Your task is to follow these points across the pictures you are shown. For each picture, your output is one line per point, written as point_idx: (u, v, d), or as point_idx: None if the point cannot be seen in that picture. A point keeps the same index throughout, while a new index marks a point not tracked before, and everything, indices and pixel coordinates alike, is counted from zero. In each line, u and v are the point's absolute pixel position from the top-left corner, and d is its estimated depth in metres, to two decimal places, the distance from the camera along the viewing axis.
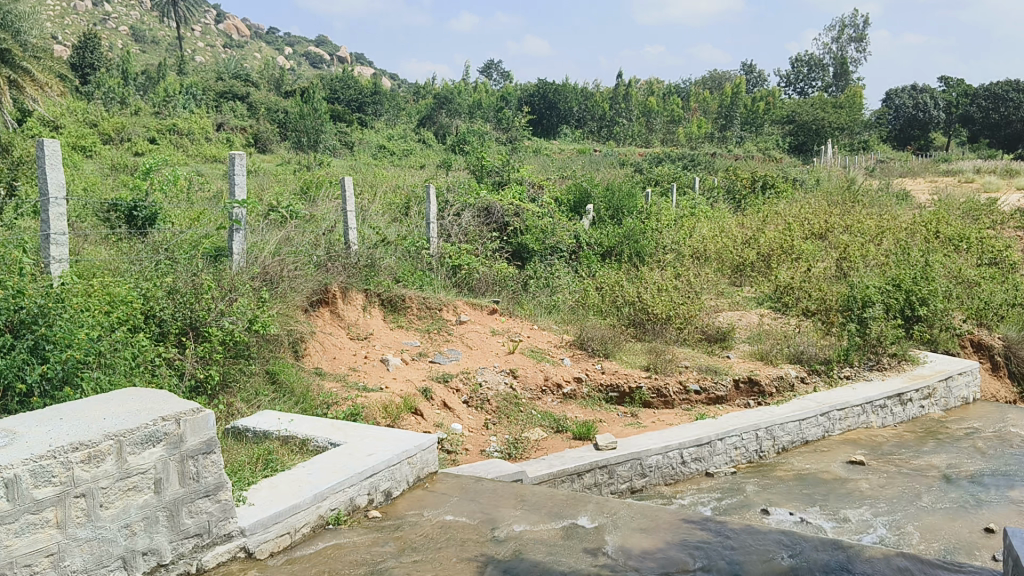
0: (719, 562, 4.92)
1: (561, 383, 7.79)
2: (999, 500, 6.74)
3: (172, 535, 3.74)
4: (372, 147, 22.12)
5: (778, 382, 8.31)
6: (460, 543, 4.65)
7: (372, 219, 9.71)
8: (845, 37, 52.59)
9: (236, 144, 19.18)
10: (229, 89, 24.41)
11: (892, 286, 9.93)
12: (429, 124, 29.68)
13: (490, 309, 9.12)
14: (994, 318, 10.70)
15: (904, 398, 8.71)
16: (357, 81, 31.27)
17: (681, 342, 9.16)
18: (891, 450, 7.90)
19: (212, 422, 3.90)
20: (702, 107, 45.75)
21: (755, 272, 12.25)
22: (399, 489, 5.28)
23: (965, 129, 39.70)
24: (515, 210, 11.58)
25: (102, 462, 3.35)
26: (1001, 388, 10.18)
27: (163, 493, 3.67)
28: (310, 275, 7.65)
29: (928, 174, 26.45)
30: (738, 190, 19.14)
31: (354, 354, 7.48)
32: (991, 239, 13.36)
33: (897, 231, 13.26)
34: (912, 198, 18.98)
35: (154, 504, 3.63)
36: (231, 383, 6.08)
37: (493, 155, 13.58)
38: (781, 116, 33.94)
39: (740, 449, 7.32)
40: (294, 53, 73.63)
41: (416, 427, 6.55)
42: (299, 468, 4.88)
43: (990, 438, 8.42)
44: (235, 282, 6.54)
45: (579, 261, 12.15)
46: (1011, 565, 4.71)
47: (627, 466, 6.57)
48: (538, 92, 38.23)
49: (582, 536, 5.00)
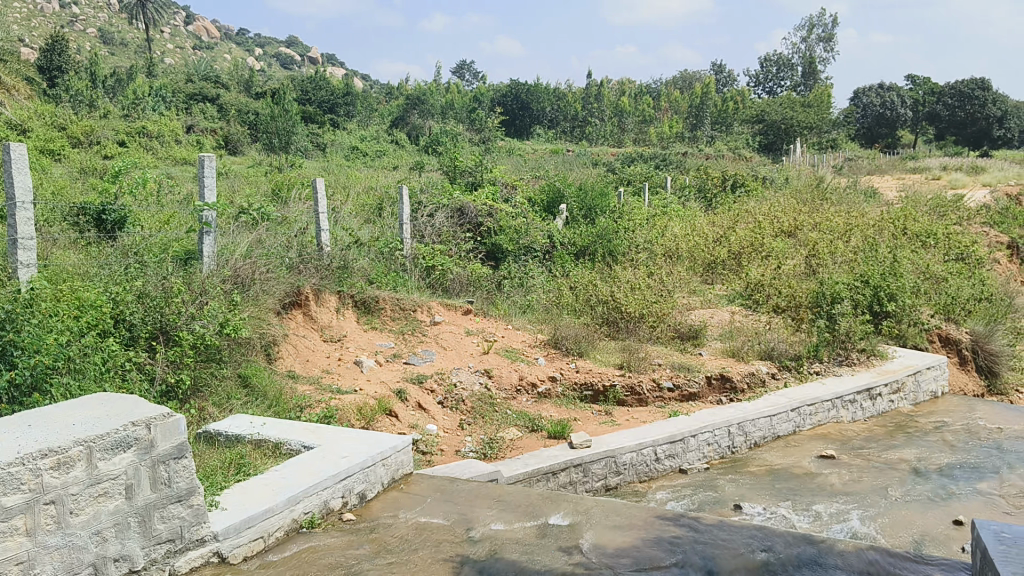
0: (693, 557, 4.96)
1: (535, 383, 7.81)
2: (967, 493, 6.85)
3: (143, 541, 3.71)
4: (344, 148, 22.03)
5: (749, 379, 8.39)
6: (435, 544, 4.66)
7: (344, 221, 9.73)
8: (814, 37, 53.17)
9: (206, 146, 19.07)
10: (199, 91, 24.25)
11: (860, 283, 10.07)
12: (401, 124, 29.64)
13: (463, 309, 9.13)
14: (961, 313, 10.84)
15: (873, 393, 8.82)
16: (328, 81, 31.13)
17: (654, 340, 9.23)
18: (861, 444, 7.99)
19: (183, 427, 3.89)
20: (673, 107, 46.04)
21: (726, 270, 12.42)
22: (374, 492, 5.28)
23: (932, 126, 40.31)
24: (488, 210, 11.62)
25: (72, 468, 3.33)
26: (969, 382, 10.31)
27: (135, 499, 3.65)
28: (281, 277, 7.62)
29: (893, 172, 26.80)
30: (710, 189, 19.28)
31: (327, 357, 7.45)
32: (957, 235, 13.59)
33: (864, 228, 13.42)
34: (880, 196, 19.26)
35: (125, 510, 3.60)
36: (202, 388, 6.04)
37: (466, 155, 13.57)
38: (749, 117, 34.25)
39: (713, 445, 7.38)
40: (264, 54, 73.15)
41: (391, 429, 6.53)
42: (273, 472, 4.87)
43: (958, 432, 8.54)
44: (205, 285, 6.50)
45: (553, 261, 12.19)
46: (980, 557, 4.78)
47: (601, 464, 6.60)
48: (510, 92, 38.27)
49: (556, 534, 5.03)
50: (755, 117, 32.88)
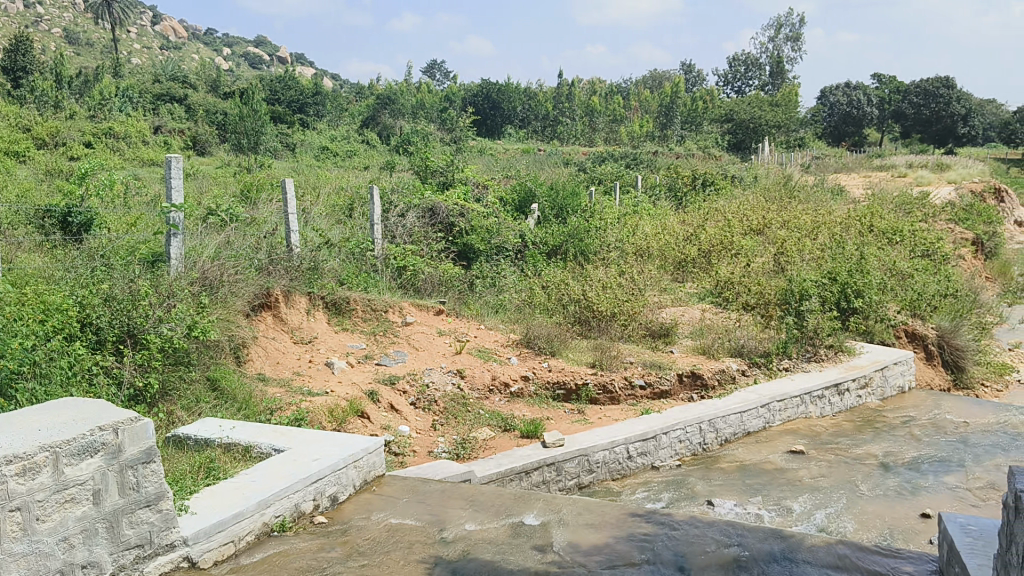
0: (664, 554, 4.98)
1: (507, 382, 7.80)
2: (934, 486, 6.95)
3: (111, 547, 3.66)
4: (315, 149, 21.90)
5: (720, 376, 8.45)
6: (407, 545, 4.64)
7: (314, 222, 9.68)
8: (781, 37, 53.66)
9: (174, 147, 18.87)
10: (166, 91, 24.00)
11: (828, 280, 10.20)
12: (371, 124, 29.53)
13: (435, 309, 9.10)
14: (927, 309, 10.98)
15: (841, 389, 8.91)
16: (298, 81, 30.91)
17: (626, 339, 9.27)
18: (830, 439, 8.07)
19: (151, 431, 3.85)
20: (643, 107, 46.28)
21: (697, 268, 12.49)
22: (345, 494, 5.25)
23: (898, 124, 40.84)
24: (459, 210, 11.59)
25: (38, 474, 3.28)
26: (935, 376, 10.45)
27: (102, 504, 3.60)
28: (251, 279, 7.54)
29: (860, 170, 27.11)
30: (680, 188, 19.39)
31: (298, 359, 7.40)
32: (922, 232, 13.77)
33: (832, 226, 13.56)
34: (846, 193, 19.48)
35: (92, 516, 3.55)
36: (171, 391, 5.97)
37: (437, 155, 13.52)
38: (719, 116, 34.48)
39: (685, 442, 7.42)
40: (232, 54, 72.52)
41: (363, 430, 6.50)
42: (242, 475, 4.83)
43: (924, 426, 8.66)
44: (173, 287, 6.42)
45: (525, 261, 12.18)
46: (946, 550, 4.85)
47: (574, 462, 6.62)
48: (481, 92, 38.24)
49: (529, 533, 5.03)
50: (724, 117, 33.08)
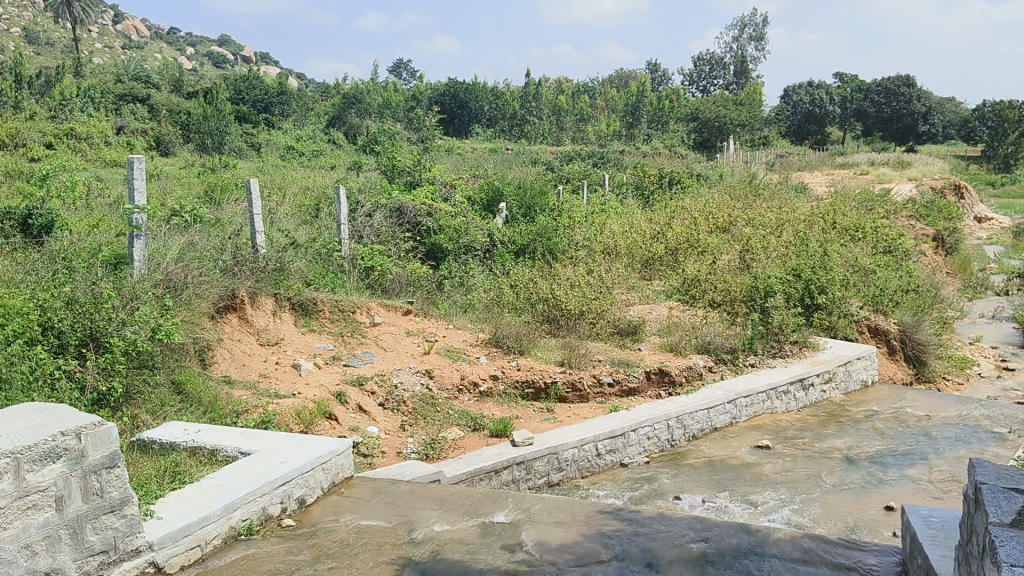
0: (632, 550, 5.02)
1: (476, 382, 7.80)
2: (897, 479, 7.06)
3: (75, 554, 3.61)
4: (280, 148, 21.74)
5: (687, 372, 8.52)
6: (376, 547, 4.63)
7: (280, 222, 9.62)
8: (746, 36, 54.19)
9: (137, 148, 18.65)
10: (128, 91, 23.68)
11: (792, 277, 10.35)
12: (338, 124, 29.35)
13: (403, 309, 9.06)
14: (889, 304, 11.15)
15: (806, 383, 9.01)
16: (263, 80, 30.63)
17: (594, 337, 9.32)
18: (795, 434, 8.17)
19: (115, 435, 3.80)
20: (610, 106, 46.47)
21: (664, 265, 12.58)
22: (313, 496, 5.22)
23: (860, 123, 41.34)
24: (427, 210, 11.55)
25: (0, 481, 3.22)
26: (897, 371, 10.59)
27: (65, 511, 3.55)
28: (215, 281, 7.46)
29: (824, 168, 27.43)
30: (647, 187, 19.50)
31: (264, 361, 7.33)
32: (884, 229, 13.98)
33: (796, 223, 13.71)
34: (810, 191, 19.71)
35: (55, 522, 3.50)
36: (135, 395, 5.90)
37: (404, 155, 13.46)
38: (685, 115, 34.71)
39: (653, 439, 7.47)
40: (196, 53, 71.72)
41: (331, 432, 6.47)
42: (209, 479, 4.79)
43: (888, 420, 8.78)
44: (137, 290, 6.35)
45: (493, 259, 12.18)
46: (909, 541, 4.92)
47: (543, 461, 6.64)
48: (448, 91, 38.22)
49: (498, 532, 5.04)
50: (690, 116, 33.30)
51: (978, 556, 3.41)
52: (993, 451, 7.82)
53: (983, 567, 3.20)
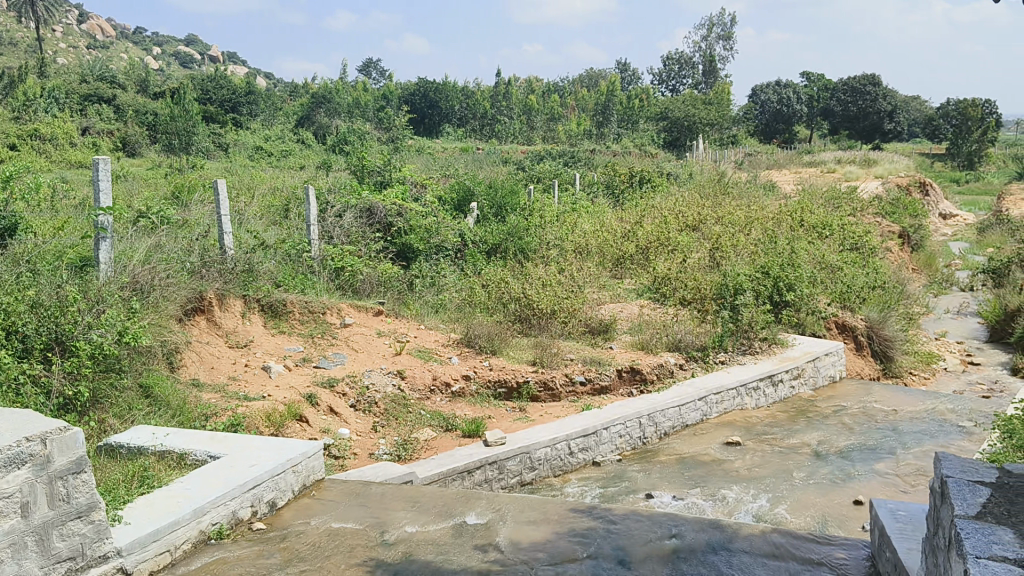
0: (606, 548, 5.03)
1: (448, 382, 7.79)
2: (865, 474, 7.14)
3: (42, 561, 3.55)
4: (249, 149, 21.56)
5: (658, 370, 8.56)
6: (348, 549, 4.61)
7: (248, 223, 9.54)
8: (713, 36, 54.58)
9: (103, 148, 18.42)
10: (93, 91, 23.38)
11: (761, 274, 10.44)
12: (307, 124, 29.15)
13: (375, 310, 9.03)
14: (857, 301, 11.28)
15: (775, 379, 9.09)
16: (230, 80, 30.37)
17: (566, 335, 9.34)
18: (765, 430, 8.24)
19: (81, 440, 3.76)
20: (581, 105, 46.58)
21: (635, 264, 12.63)
22: (284, 499, 5.18)
23: (826, 122, 41.77)
24: (397, 210, 11.50)
25: None
26: (865, 366, 10.70)
27: (31, 518, 3.49)
28: (183, 282, 7.38)
29: (792, 166, 27.69)
30: (617, 185, 19.57)
31: (233, 363, 7.26)
32: (851, 226, 14.16)
33: (764, 221, 13.83)
34: (777, 189, 19.88)
35: (21, 529, 3.44)
36: (101, 399, 5.84)
37: (373, 155, 13.40)
38: (655, 113, 34.88)
39: (625, 437, 7.49)
40: (163, 53, 70.92)
41: (302, 434, 6.43)
42: (178, 483, 4.74)
43: (856, 415, 8.89)
44: (103, 293, 6.27)
45: (464, 259, 12.15)
46: (878, 534, 4.98)
47: (516, 460, 6.64)
48: (418, 90, 38.20)
49: (471, 533, 5.04)
50: (660, 115, 33.50)
51: (945, 549, 3.46)
52: (958, 445, 7.94)
53: (951, 559, 3.24)
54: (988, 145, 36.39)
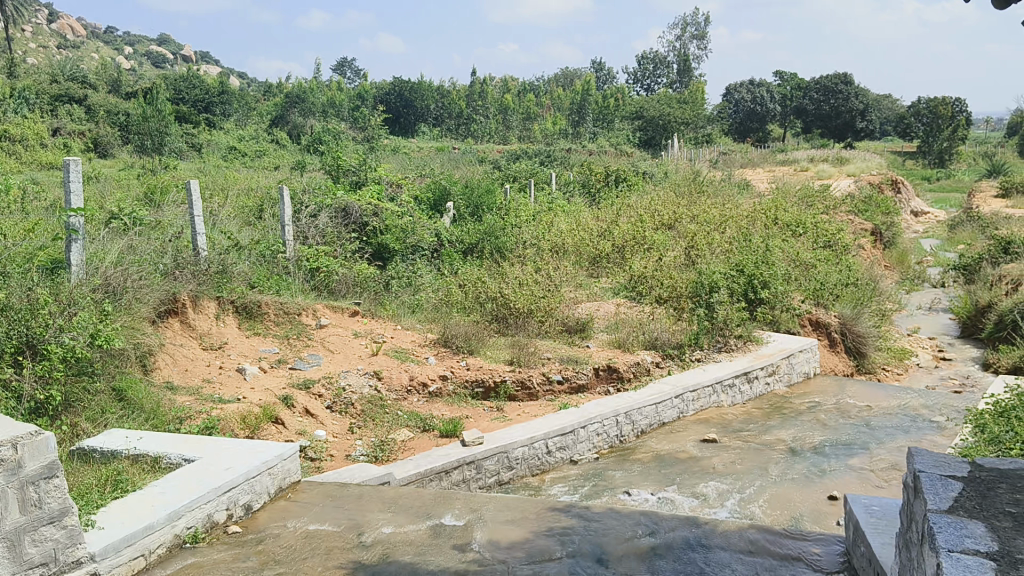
0: (584, 546, 5.04)
1: (425, 382, 7.78)
2: (840, 469, 7.21)
3: (14, 567, 3.50)
4: (223, 149, 21.39)
5: (635, 368, 8.59)
6: (325, 552, 4.58)
7: (222, 224, 9.47)
8: (687, 36, 54.87)
9: (74, 149, 18.21)
10: (64, 91, 23.10)
11: (736, 272, 10.51)
12: (281, 124, 28.97)
13: (350, 310, 8.99)
14: (830, 298, 11.39)
15: (751, 376, 9.16)
16: (203, 80, 30.12)
17: (543, 334, 9.36)
18: (741, 427, 8.29)
19: (53, 444, 3.70)
20: (556, 104, 46.65)
21: (612, 263, 12.66)
22: (260, 502, 5.15)
23: (799, 121, 42.12)
24: (373, 210, 11.46)
25: None
26: (839, 362, 10.79)
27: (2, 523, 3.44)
28: (156, 284, 7.30)
29: (766, 165, 27.89)
30: (593, 184, 19.63)
31: (208, 365, 7.19)
32: (824, 224, 14.30)
33: (739, 219, 13.93)
34: (752, 188, 20.03)
35: None
36: (74, 403, 5.77)
37: (348, 154, 13.34)
38: (631, 113, 34.99)
39: (602, 435, 7.51)
40: (135, 53, 70.17)
41: (277, 437, 6.39)
42: (152, 487, 4.70)
43: (830, 411, 8.97)
44: (74, 295, 6.19)
45: (441, 259, 12.13)
46: (852, 529, 5.02)
47: (494, 460, 6.64)
48: (393, 90, 38.14)
49: (449, 533, 5.03)
50: (635, 115, 33.63)
51: (918, 543, 3.49)
52: (931, 440, 8.03)
53: (925, 553, 3.27)
54: (958, 142, 36.80)
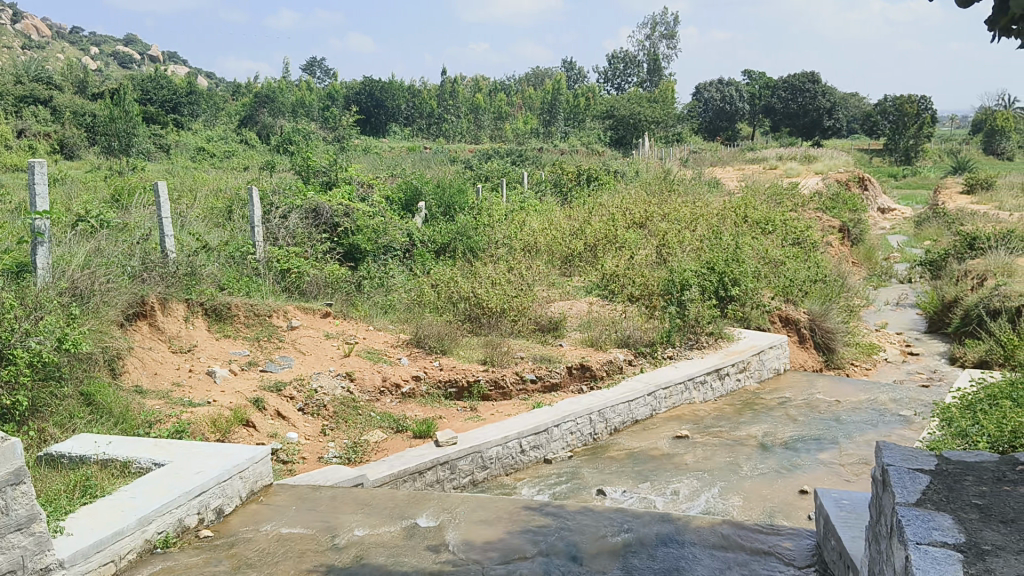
0: (558, 544, 5.06)
1: (398, 383, 7.76)
2: (810, 464, 7.29)
3: None
4: (191, 150, 21.18)
5: (608, 366, 8.64)
6: (298, 555, 4.57)
7: (191, 226, 9.38)
8: (657, 35, 55.18)
9: (39, 151, 17.93)
10: (29, 92, 22.75)
11: (707, 270, 10.58)
12: (249, 124, 28.73)
13: (322, 311, 8.95)
14: (800, 294, 11.50)
15: (722, 373, 9.23)
16: (170, 80, 29.78)
17: (516, 334, 9.37)
18: (713, 423, 8.36)
19: (19, 450, 3.65)
20: (527, 104, 46.68)
21: (584, 262, 12.69)
22: (231, 506, 5.11)
23: (768, 119, 42.47)
24: (344, 210, 11.41)
25: None
26: (808, 358, 10.90)
27: None
28: (124, 287, 7.23)
29: (735, 163, 28.08)
30: (565, 183, 19.66)
31: (177, 368, 7.12)
32: (792, 222, 14.45)
33: (709, 217, 14.02)
34: (722, 186, 20.16)
35: None
36: (41, 408, 5.70)
37: (318, 155, 13.25)
38: (601, 112, 35.06)
39: (576, 434, 7.54)
40: (102, 53, 69.40)
41: (249, 440, 6.35)
42: (122, 491, 4.66)
43: (800, 406, 9.07)
44: (40, 299, 6.12)
45: (413, 259, 12.09)
46: (823, 524, 5.08)
47: (467, 460, 6.64)
48: (364, 90, 37.94)
49: (422, 534, 5.03)
50: (606, 113, 33.70)
51: (886, 535, 3.55)
52: (899, 433, 8.15)
53: (894, 546, 3.32)
54: (924, 140, 37.30)
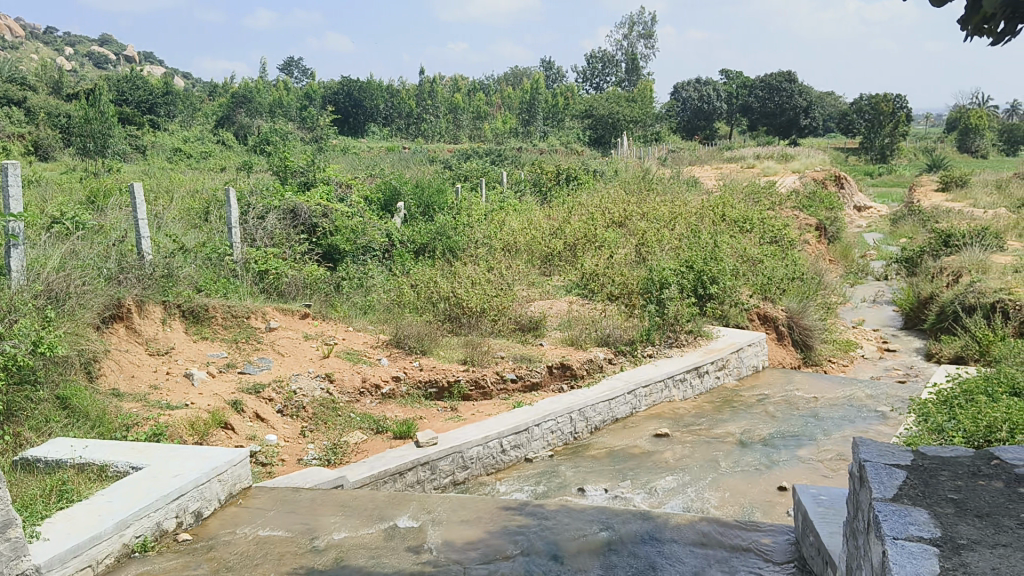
0: (538, 543, 5.07)
1: (378, 384, 7.75)
2: (789, 460, 7.35)
3: None
4: (167, 151, 21.03)
5: (588, 365, 8.66)
6: (277, 557, 4.55)
7: (167, 227, 9.32)
8: (635, 34, 55.39)
9: (14, 152, 17.75)
10: (3, 93, 22.50)
11: (685, 269, 10.63)
12: (226, 124, 28.57)
13: (301, 313, 8.91)
14: (777, 292, 11.57)
15: (701, 371, 9.27)
16: (146, 80, 29.55)
17: (495, 333, 9.37)
18: (692, 421, 8.40)
19: None
20: (506, 103, 46.71)
21: (563, 261, 12.70)
22: (210, 509, 5.08)
23: (745, 118, 42.70)
24: (323, 211, 11.37)
25: None
26: (787, 355, 10.97)
27: None
28: (99, 290, 7.17)
29: (713, 162, 28.26)
30: (544, 182, 19.67)
31: (154, 371, 7.07)
32: (770, 220, 14.55)
33: (687, 216, 14.08)
34: (699, 185, 20.26)
35: None
36: (16, 412, 5.65)
37: (296, 155, 13.19)
38: (580, 111, 35.13)
39: (556, 433, 7.56)
40: (76, 53, 68.80)
41: (227, 442, 6.32)
42: (98, 496, 4.62)
43: (778, 403, 9.14)
44: (15, 302, 6.06)
45: (392, 259, 12.06)
46: (801, 520, 5.11)
47: (448, 460, 6.64)
48: (342, 90, 37.82)
49: (403, 535, 5.02)
50: (584, 112, 33.78)
51: (864, 530, 3.58)
52: (876, 429, 8.22)
53: (871, 541, 3.35)
54: (899, 139, 37.69)
